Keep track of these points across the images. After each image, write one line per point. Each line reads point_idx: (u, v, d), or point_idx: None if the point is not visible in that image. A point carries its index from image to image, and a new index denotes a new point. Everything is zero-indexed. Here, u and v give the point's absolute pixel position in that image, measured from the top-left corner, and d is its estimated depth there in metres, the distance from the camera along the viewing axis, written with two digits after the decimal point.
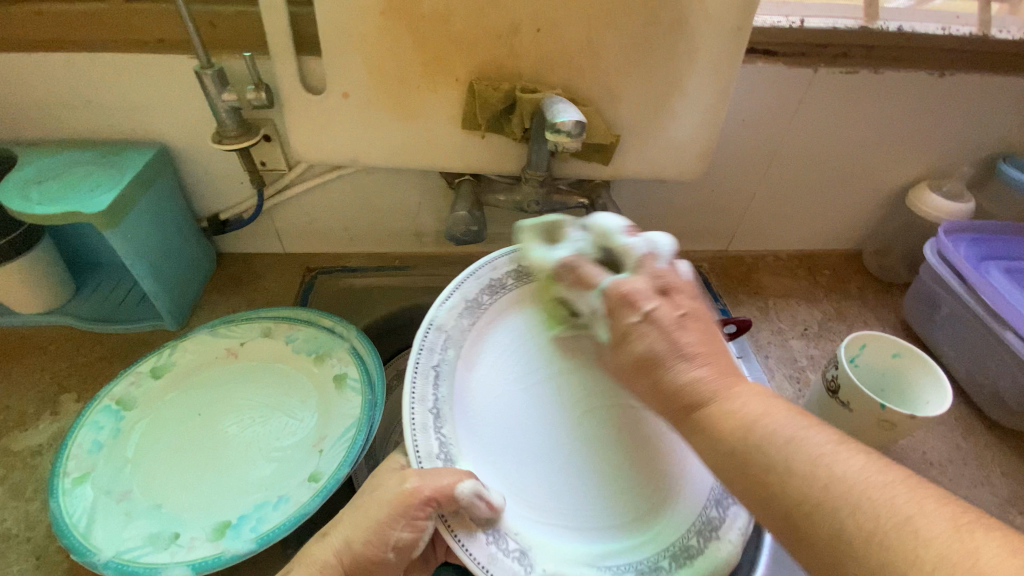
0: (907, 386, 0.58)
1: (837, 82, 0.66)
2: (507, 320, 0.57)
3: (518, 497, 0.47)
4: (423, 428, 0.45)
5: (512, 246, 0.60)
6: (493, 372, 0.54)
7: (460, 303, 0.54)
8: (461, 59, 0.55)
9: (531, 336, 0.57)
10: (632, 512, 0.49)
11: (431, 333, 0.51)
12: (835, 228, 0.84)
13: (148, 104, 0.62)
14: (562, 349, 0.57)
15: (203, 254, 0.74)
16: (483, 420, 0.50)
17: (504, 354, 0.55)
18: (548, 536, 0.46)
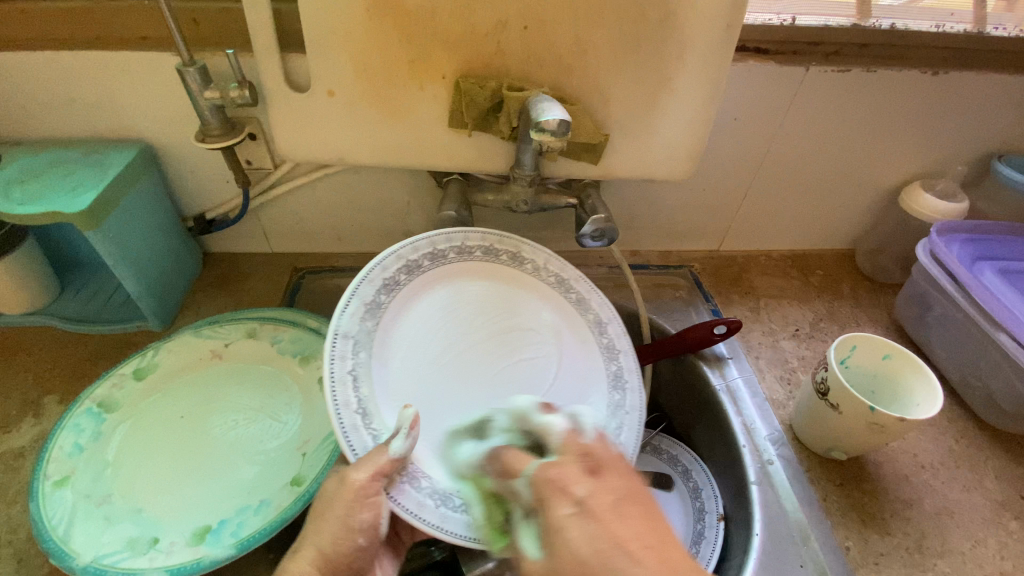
0: (898, 388, 0.58)
1: (829, 80, 0.65)
2: (416, 298, 0.56)
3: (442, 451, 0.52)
4: (353, 426, 0.46)
5: (461, 228, 0.58)
6: (407, 349, 0.54)
7: (366, 301, 0.51)
8: (447, 57, 0.54)
9: (448, 306, 0.58)
10: None
11: (339, 339, 0.48)
12: (829, 228, 0.84)
13: (131, 103, 0.61)
14: (474, 312, 0.59)
15: (189, 254, 0.73)
16: (403, 396, 0.52)
17: (418, 331, 0.55)
18: None
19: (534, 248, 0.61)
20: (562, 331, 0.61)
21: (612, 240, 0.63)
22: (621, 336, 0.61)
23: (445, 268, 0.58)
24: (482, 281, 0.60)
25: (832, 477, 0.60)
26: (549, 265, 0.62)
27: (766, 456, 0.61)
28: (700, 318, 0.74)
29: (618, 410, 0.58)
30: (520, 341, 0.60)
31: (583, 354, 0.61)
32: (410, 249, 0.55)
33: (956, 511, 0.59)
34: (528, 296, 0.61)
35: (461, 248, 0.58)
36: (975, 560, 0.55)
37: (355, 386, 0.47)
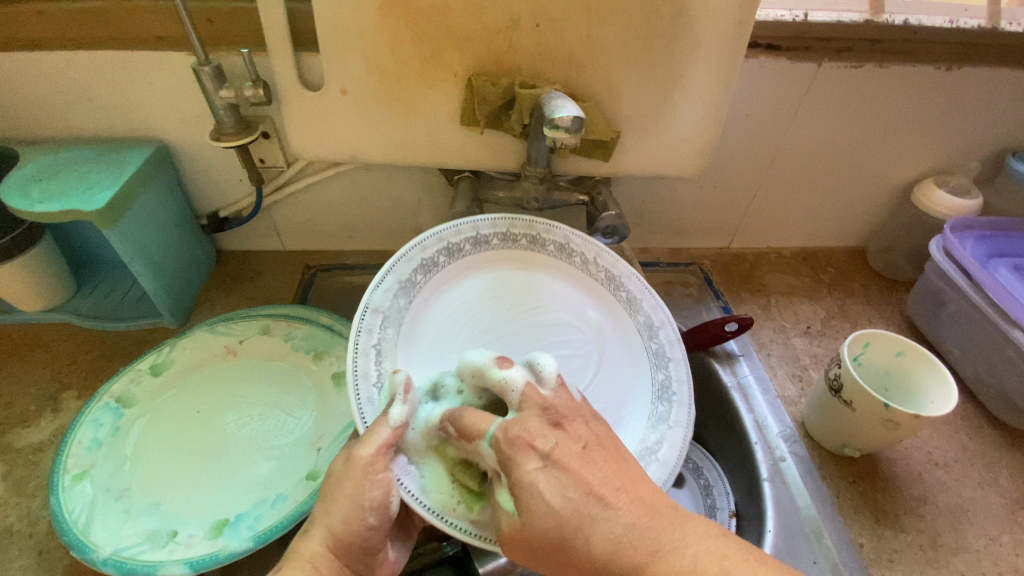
0: (911, 384, 0.57)
1: (841, 76, 0.65)
2: (456, 281, 0.55)
3: None
4: (370, 404, 0.45)
5: (497, 215, 0.57)
6: (442, 332, 0.53)
7: (400, 279, 0.50)
8: (458, 54, 0.55)
9: (487, 291, 0.56)
10: None
11: (368, 313, 0.47)
12: (839, 225, 0.83)
13: (147, 102, 0.62)
14: (517, 301, 0.57)
15: (203, 251, 0.74)
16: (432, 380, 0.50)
17: (453, 313, 0.54)
18: None
19: (581, 240, 0.59)
20: (608, 332, 0.59)
21: (623, 237, 0.65)
22: (674, 345, 0.59)
23: (489, 255, 0.57)
24: (525, 274, 0.58)
25: (844, 474, 0.60)
26: (598, 263, 0.60)
27: (779, 453, 0.60)
28: (710, 315, 0.74)
29: (659, 421, 0.56)
30: (561, 336, 0.57)
31: (631, 358, 0.58)
32: (451, 232, 0.54)
33: (969, 508, 0.59)
34: (576, 291, 0.59)
35: (504, 235, 0.57)
36: (990, 557, 0.55)
37: (378, 363, 0.46)
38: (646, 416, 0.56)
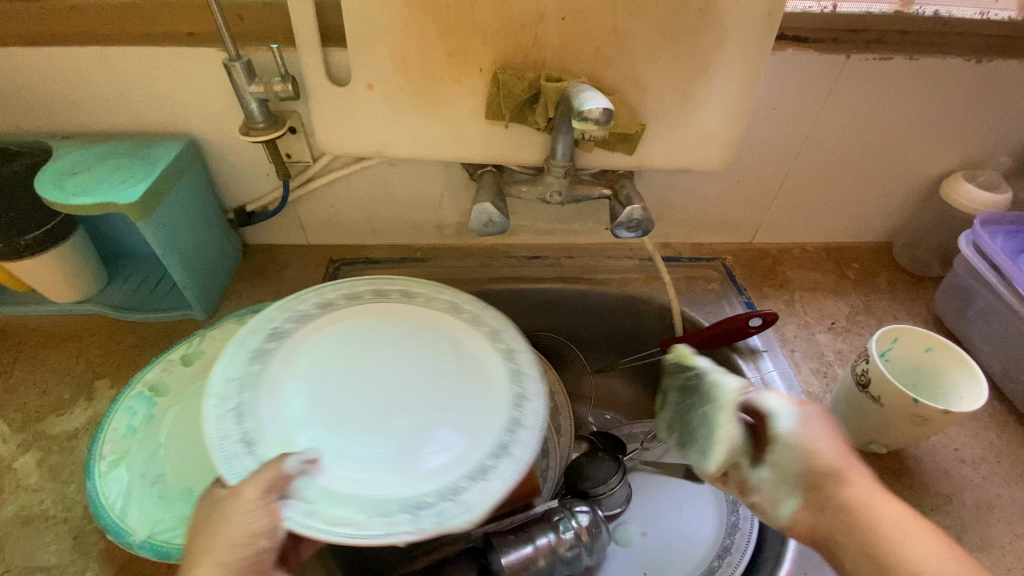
0: (941, 380, 0.57)
1: (869, 68, 0.64)
2: (318, 337, 0.58)
3: (344, 466, 0.49)
4: (233, 455, 0.47)
5: (348, 282, 0.62)
6: (311, 381, 0.55)
7: (250, 348, 0.54)
8: (485, 49, 0.55)
9: (348, 335, 0.59)
10: (455, 445, 0.51)
11: (220, 379, 0.51)
12: (864, 220, 0.82)
13: (178, 97, 0.63)
14: (381, 340, 0.59)
15: (230, 245, 0.75)
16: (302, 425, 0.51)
17: (319, 364, 0.56)
18: (376, 483, 0.48)
19: (418, 284, 0.63)
20: (463, 339, 0.59)
21: (646, 231, 0.62)
22: (517, 338, 0.58)
23: (356, 308, 0.61)
24: (374, 314, 0.61)
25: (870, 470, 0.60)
26: (414, 292, 0.62)
27: None
28: (733, 311, 0.74)
29: (521, 400, 0.53)
30: (419, 351, 0.58)
31: (489, 356, 0.57)
32: (297, 301, 0.59)
33: (997, 505, 0.58)
34: (427, 320, 0.61)
35: (351, 296, 0.61)
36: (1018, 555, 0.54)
37: (237, 420, 0.49)
38: (507, 399, 0.53)
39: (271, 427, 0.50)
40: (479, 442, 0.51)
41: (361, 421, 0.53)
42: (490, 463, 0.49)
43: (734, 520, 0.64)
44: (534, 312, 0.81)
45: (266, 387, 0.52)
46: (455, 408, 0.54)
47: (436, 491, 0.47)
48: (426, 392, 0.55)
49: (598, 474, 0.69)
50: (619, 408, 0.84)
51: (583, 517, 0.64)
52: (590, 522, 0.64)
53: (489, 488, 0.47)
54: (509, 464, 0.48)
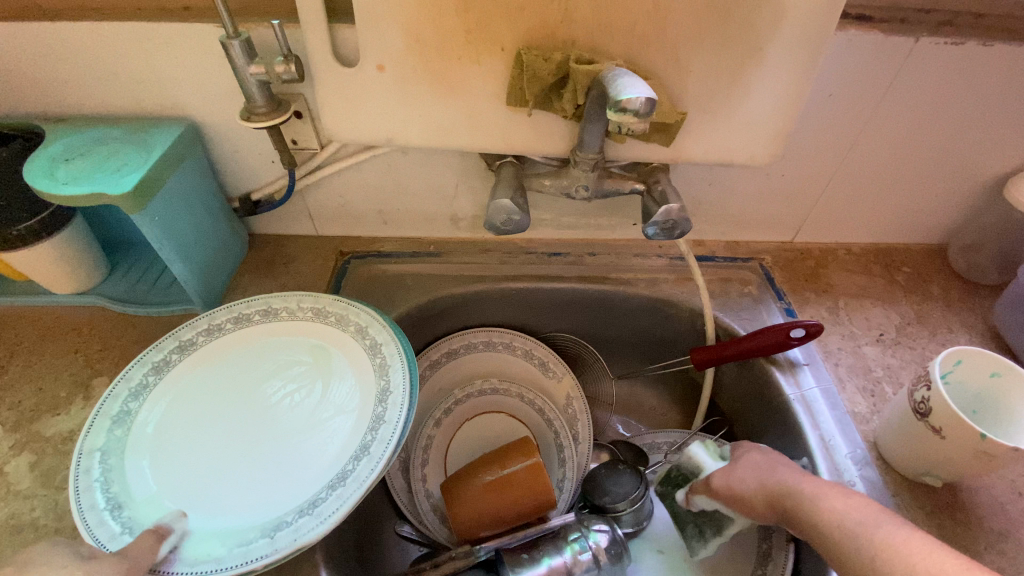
0: (1008, 411, 0.50)
1: (945, 52, 0.57)
2: (194, 378, 0.56)
3: (223, 504, 0.48)
4: (97, 522, 0.44)
5: (208, 310, 0.60)
6: (184, 425, 0.53)
7: (132, 384, 0.53)
8: (508, 26, 0.49)
9: (243, 362, 0.58)
10: (331, 462, 0.50)
11: (98, 420, 0.50)
12: (918, 220, 0.75)
13: (177, 79, 0.59)
14: (255, 367, 0.57)
15: (234, 235, 0.71)
16: (172, 474, 0.49)
17: (193, 407, 0.54)
18: (252, 516, 0.47)
19: (280, 299, 0.61)
20: (288, 351, 0.58)
21: (681, 233, 0.56)
22: (383, 331, 0.56)
23: (252, 332, 0.59)
24: (270, 335, 0.59)
25: (920, 503, 0.53)
26: (301, 304, 0.60)
27: (847, 477, 0.54)
28: (771, 318, 0.68)
29: (385, 395, 0.52)
30: (301, 372, 0.57)
31: (358, 355, 0.56)
32: (185, 330, 0.58)
33: None
34: (299, 332, 0.59)
35: (210, 328, 0.59)
36: None
37: (102, 486, 0.47)
38: (372, 401, 0.52)
39: (141, 485, 0.48)
40: (347, 450, 0.50)
41: (244, 457, 0.52)
42: (352, 466, 0.48)
43: (766, 546, 0.58)
44: (554, 313, 0.76)
45: (132, 445, 0.50)
46: (332, 425, 0.53)
47: (305, 506, 0.46)
48: (309, 414, 0.54)
49: (617, 489, 0.64)
50: (641, 415, 0.79)
51: (601, 536, 0.60)
52: (609, 542, 0.60)
53: (346, 494, 0.45)
54: (368, 463, 0.47)
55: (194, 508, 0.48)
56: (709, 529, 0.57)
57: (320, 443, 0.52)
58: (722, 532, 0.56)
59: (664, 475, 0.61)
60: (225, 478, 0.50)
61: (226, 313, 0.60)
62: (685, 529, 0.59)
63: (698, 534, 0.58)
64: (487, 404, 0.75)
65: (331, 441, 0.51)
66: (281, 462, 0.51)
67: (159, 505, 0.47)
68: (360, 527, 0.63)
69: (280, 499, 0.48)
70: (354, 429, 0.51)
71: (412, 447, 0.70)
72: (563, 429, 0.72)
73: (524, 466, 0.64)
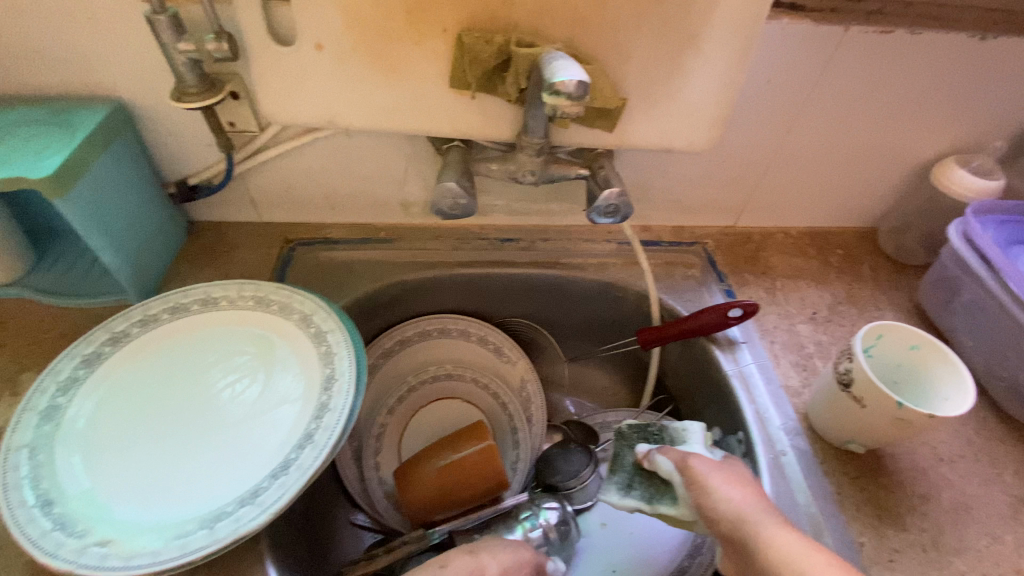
0: (924, 381, 0.54)
1: (870, 42, 0.60)
2: (129, 369, 0.54)
3: (161, 497, 0.47)
4: (25, 519, 0.42)
5: (143, 300, 0.57)
6: (119, 419, 0.51)
7: (61, 378, 0.51)
8: (449, 6, 0.49)
9: (182, 353, 0.56)
10: (274, 450, 0.49)
11: (24, 415, 0.48)
12: (850, 205, 0.79)
13: (103, 57, 0.56)
14: (195, 357, 0.56)
15: (171, 223, 0.68)
16: (107, 468, 0.48)
17: (129, 399, 0.52)
18: (193, 507, 0.46)
19: (219, 287, 0.59)
20: (229, 340, 0.57)
21: (625, 218, 0.57)
22: (328, 319, 0.56)
23: (192, 321, 0.58)
24: (210, 325, 0.58)
25: (845, 469, 0.56)
26: (243, 292, 0.59)
27: (779, 447, 0.57)
28: (713, 300, 0.71)
29: (329, 382, 0.51)
30: (243, 362, 0.56)
31: (302, 343, 0.55)
32: (118, 320, 0.55)
33: (974, 506, 0.54)
34: (241, 321, 0.58)
35: (145, 319, 0.56)
36: (993, 559, 0.51)
37: (30, 482, 0.45)
38: (316, 388, 0.52)
39: (72, 479, 0.46)
40: (291, 437, 0.49)
41: (183, 449, 0.50)
42: (296, 454, 0.47)
43: None
44: (506, 297, 0.76)
45: (62, 441, 0.48)
46: (276, 413, 0.52)
47: (247, 495, 0.45)
48: (252, 404, 0.53)
49: (569, 466, 0.66)
50: (592, 396, 0.81)
51: (551, 513, 0.62)
52: (559, 519, 0.61)
53: (288, 482, 0.45)
54: (312, 451, 0.47)
55: (130, 502, 0.46)
56: (639, 489, 0.52)
57: (264, 433, 0.51)
58: (649, 500, 0.51)
59: (645, 428, 0.58)
60: (164, 470, 0.49)
61: (162, 303, 0.58)
62: (617, 477, 0.54)
63: (624, 483, 0.53)
64: (441, 391, 0.75)
65: (275, 430, 0.51)
66: (223, 452, 0.50)
67: (93, 500, 0.45)
68: (310, 517, 0.62)
69: (221, 489, 0.47)
70: (298, 417, 0.51)
71: (364, 434, 0.70)
72: (517, 412, 0.73)
73: (476, 450, 0.64)
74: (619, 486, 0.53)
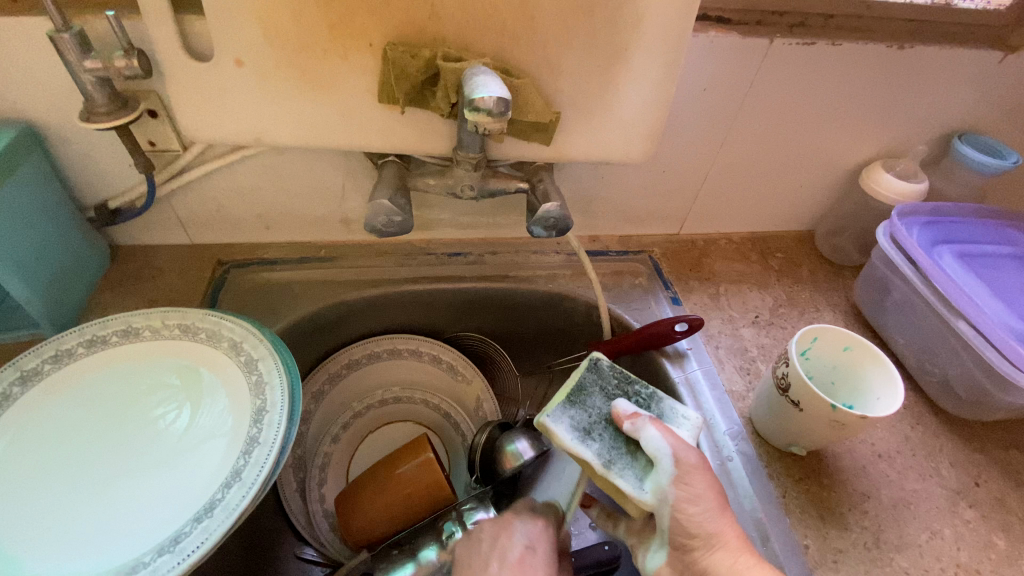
0: (858, 380, 0.55)
1: (795, 53, 0.61)
2: (38, 411, 0.50)
3: (73, 548, 0.43)
4: None
5: (55, 334, 0.53)
6: (26, 465, 0.47)
7: None
8: (373, 21, 0.47)
9: (100, 388, 0.52)
10: (201, 489, 0.46)
11: None
12: (788, 209, 0.81)
13: (2, 76, 0.52)
14: (115, 393, 0.52)
15: (90, 249, 0.64)
16: (11, 521, 0.44)
17: (37, 443, 0.48)
18: (109, 558, 0.43)
19: (142, 316, 0.55)
20: (153, 373, 0.53)
21: (564, 230, 0.57)
22: (259, 346, 0.53)
23: (110, 355, 0.54)
24: (132, 358, 0.54)
25: (790, 471, 0.56)
26: (167, 321, 0.55)
27: (725, 453, 0.57)
28: (659, 308, 0.71)
29: (261, 415, 0.49)
30: (168, 396, 0.52)
31: (233, 373, 0.52)
32: (25, 358, 0.51)
33: (913, 501, 0.55)
34: (167, 352, 0.54)
35: (56, 355, 0.52)
36: (932, 552, 0.52)
37: None
38: (247, 420, 0.49)
39: None
40: (219, 474, 0.47)
41: (100, 494, 0.46)
42: (222, 494, 0.44)
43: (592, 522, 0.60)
44: (454, 313, 0.75)
45: None
46: (203, 449, 0.49)
47: (168, 540, 0.42)
48: (179, 440, 0.50)
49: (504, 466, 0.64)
50: None
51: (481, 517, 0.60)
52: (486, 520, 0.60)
53: (213, 525, 0.42)
54: (239, 490, 0.44)
55: (38, 557, 0.42)
56: (600, 445, 0.47)
57: (190, 471, 0.48)
58: (607, 460, 0.46)
59: (628, 383, 0.51)
60: (77, 518, 0.45)
61: (77, 337, 0.53)
62: (577, 415, 0.48)
63: (582, 425, 0.47)
64: (391, 413, 0.73)
65: (202, 468, 0.48)
66: (144, 495, 0.47)
67: None
68: (249, 557, 0.59)
69: (142, 536, 0.44)
70: (228, 453, 0.48)
71: (309, 464, 0.67)
72: (471, 435, 0.72)
73: (414, 465, 0.62)
74: (575, 426, 0.47)
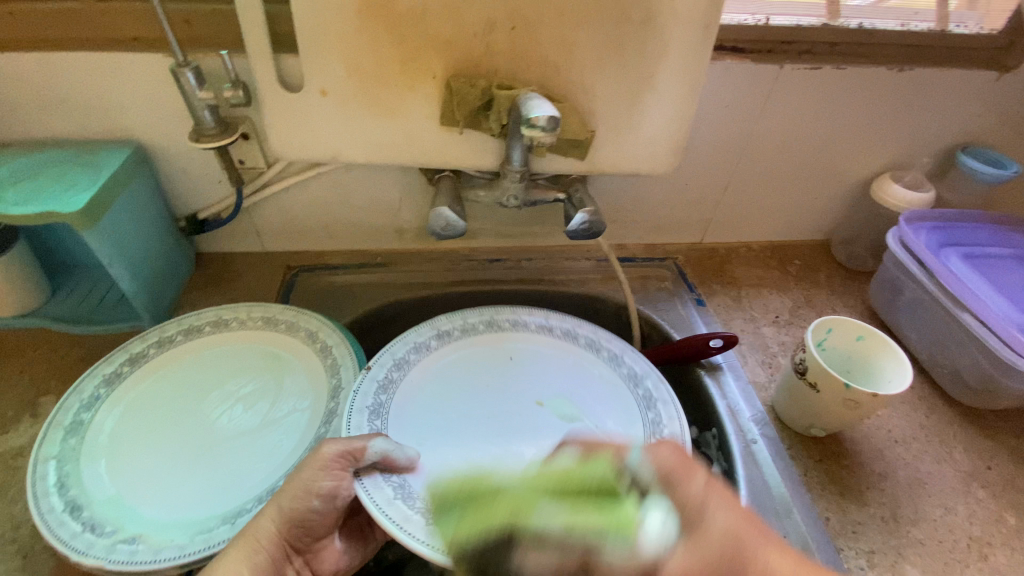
0: (872, 367, 0.60)
1: (803, 77, 0.69)
2: (146, 386, 0.58)
3: (182, 499, 0.50)
4: (58, 522, 0.46)
5: (157, 324, 0.62)
6: (138, 431, 0.55)
7: (83, 397, 0.55)
8: (437, 56, 0.56)
9: (196, 370, 0.60)
10: (288, 453, 0.53)
11: (51, 430, 0.52)
12: (804, 220, 0.87)
13: (125, 104, 0.62)
14: (208, 374, 0.60)
15: (181, 253, 0.73)
16: (129, 476, 0.51)
17: (147, 413, 0.56)
18: (213, 506, 0.50)
19: (230, 310, 0.64)
20: (239, 358, 0.62)
21: (598, 234, 0.63)
22: (333, 334, 0.61)
23: (204, 342, 0.62)
24: (221, 345, 0.62)
25: (811, 453, 0.61)
26: (252, 314, 0.64)
27: (750, 436, 0.62)
28: (685, 310, 0.77)
29: (337, 391, 0.56)
30: (253, 377, 0.60)
31: (310, 357, 0.60)
32: (136, 343, 0.60)
33: (928, 482, 0.59)
34: (251, 340, 0.63)
35: (161, 341, 0.61)
36: (946, 527, 0.56)
37: (61, 491, 0.48)
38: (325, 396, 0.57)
39: (98, 486, 0.49)
40: (303, 441, 0.54)
41: (200, 456, 0.54)
42: None
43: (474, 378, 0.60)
44: None
45: (87, 452, 0.52)
46: (287, 420, 0.56)
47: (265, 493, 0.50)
48: (264, 413, 0.57)
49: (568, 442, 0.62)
50: None
51: None
52: None
53: None
54: None
55: (154, 506, 0.50)
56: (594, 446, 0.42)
57: (277, 439, 0.55)
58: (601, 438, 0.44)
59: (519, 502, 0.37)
60: (182, 476, 0.52)
61: (176, 326, 0.62)
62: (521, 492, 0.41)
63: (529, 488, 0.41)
64: None
65: (287, 436, 0.55)
66: (237, 458, 0.54)
67: (119, 504, 0.49)
68: None
69: (240, 490, 0.51)
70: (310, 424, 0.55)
71: None
72: None
73: None
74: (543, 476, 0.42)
